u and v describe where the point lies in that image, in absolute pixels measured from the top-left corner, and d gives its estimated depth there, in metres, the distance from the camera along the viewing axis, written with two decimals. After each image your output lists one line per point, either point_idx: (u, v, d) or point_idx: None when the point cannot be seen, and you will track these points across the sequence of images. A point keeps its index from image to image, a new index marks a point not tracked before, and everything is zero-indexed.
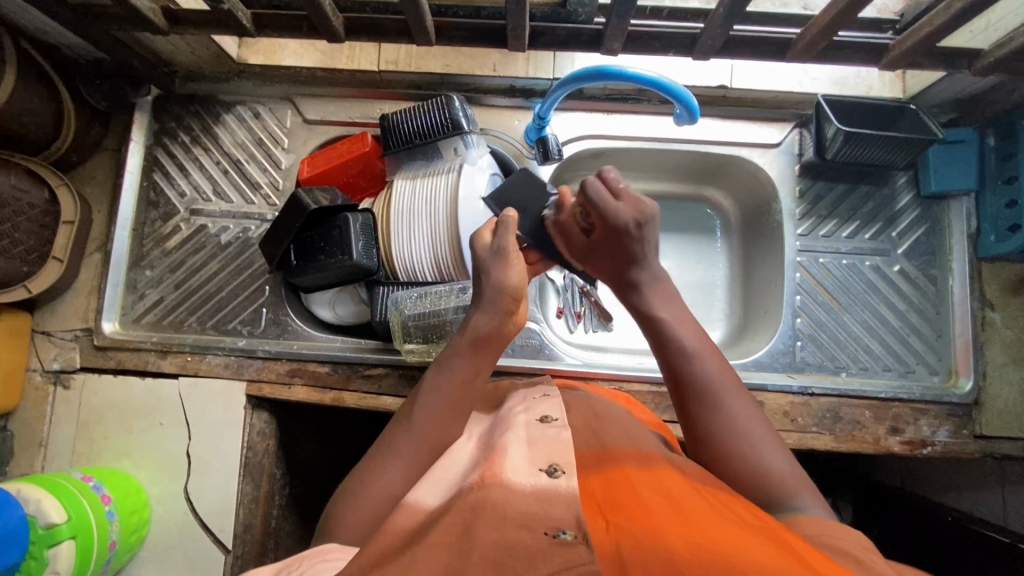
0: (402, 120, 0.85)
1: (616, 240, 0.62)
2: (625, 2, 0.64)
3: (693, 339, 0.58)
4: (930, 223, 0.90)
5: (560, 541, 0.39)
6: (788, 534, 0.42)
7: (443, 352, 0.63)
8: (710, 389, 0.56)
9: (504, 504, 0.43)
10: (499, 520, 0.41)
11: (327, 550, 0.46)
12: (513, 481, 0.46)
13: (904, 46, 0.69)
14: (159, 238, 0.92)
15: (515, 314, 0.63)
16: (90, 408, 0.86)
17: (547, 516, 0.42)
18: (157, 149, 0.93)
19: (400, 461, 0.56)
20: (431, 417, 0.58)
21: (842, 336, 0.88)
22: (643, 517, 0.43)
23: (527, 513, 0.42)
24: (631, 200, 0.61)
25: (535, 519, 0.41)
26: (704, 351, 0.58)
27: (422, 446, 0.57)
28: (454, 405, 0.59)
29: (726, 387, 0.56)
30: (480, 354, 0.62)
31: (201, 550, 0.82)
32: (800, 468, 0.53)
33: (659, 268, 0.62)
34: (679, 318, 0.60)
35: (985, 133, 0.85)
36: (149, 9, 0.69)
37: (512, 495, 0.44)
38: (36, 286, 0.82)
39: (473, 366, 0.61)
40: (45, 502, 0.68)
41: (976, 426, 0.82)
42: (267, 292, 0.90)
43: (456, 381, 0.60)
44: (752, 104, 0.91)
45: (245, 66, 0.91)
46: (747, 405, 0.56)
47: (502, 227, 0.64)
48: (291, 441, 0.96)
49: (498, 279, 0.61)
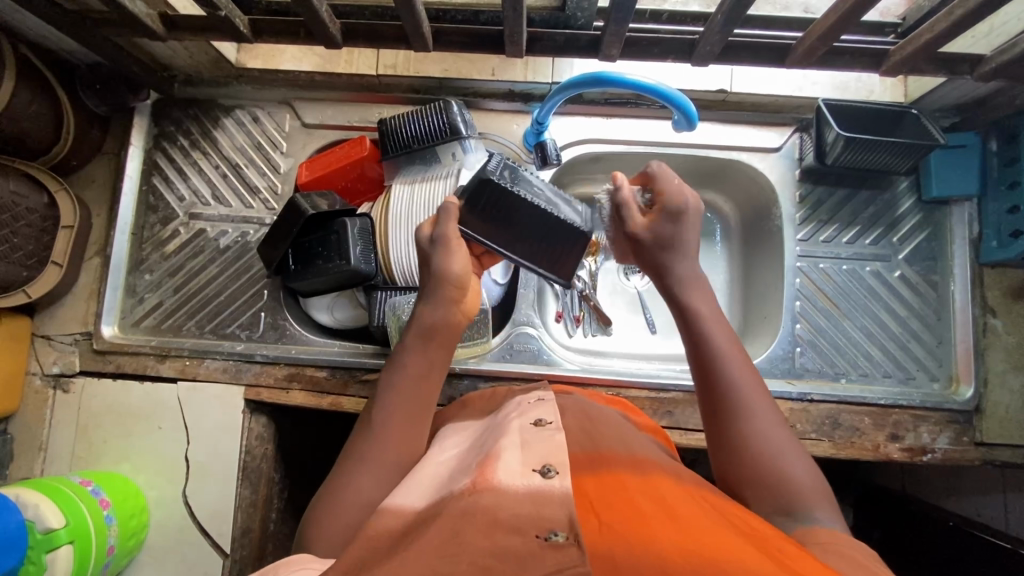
0: (400, 124, 0.84)
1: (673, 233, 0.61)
2: (622, 8, 0.63)
3: (725, 343, 0.57)
4: (932, 228, 0.89)
5: (552, 543, 0.39)
6: (779, 540, 0.42)
7: (393, 349, 0.62)
8: (743, 396, 0.54)
9: (496, 507, 0.43)
10: (490, 525, 0.41)
11: (297, 558, 0.45)
12: (506, 483, 0.45)
13: (904, 52, 0.68)
14: (158, 242, 0.92)
15: (464, 302, 0.63)
16: (89, 412, 0.86)
17: (540, 517, 0.42)
18: (156, 153, 0.94)
19: (368, 468, 0.55)
20: (392, 419, 0.57)
21: (842, 343, 0.88)
22: (636, 519, 0.43)
23: (519, 515, 0.42)
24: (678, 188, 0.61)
25: (529, 521, 0.41)
26: (736, 352, 0.57)
27: (389, 450, 0.56)
28: (411, 404, 0.59)
29: (757, 390, 0.55)
30: (431, 346, 0.61)
31: (200, 554, 0.83)
32: (821, 481, 0.52)
33: (693, 270, 0.61)
34: (714, 318, 0.58)
35: (988, 138, 0.84)
36: (146, 15, 0.69)
37: (505, 498, 0.44)
38: (35, 290, 0.83)
39: (425, 359, 0.61)
40: (43, 507, 0.68)
41: (977, 433, 0.82)
42: (266, 296, 0.90)
43: (408, 378, 0.60)
44: (752, 108, 0.90)
45: (244, 70, 0.91)
46: (775, 417, 0.54)
47: (443, 215, 0.64)
48: (290, 444, 0.96)
49: (438, 266, 0.61)
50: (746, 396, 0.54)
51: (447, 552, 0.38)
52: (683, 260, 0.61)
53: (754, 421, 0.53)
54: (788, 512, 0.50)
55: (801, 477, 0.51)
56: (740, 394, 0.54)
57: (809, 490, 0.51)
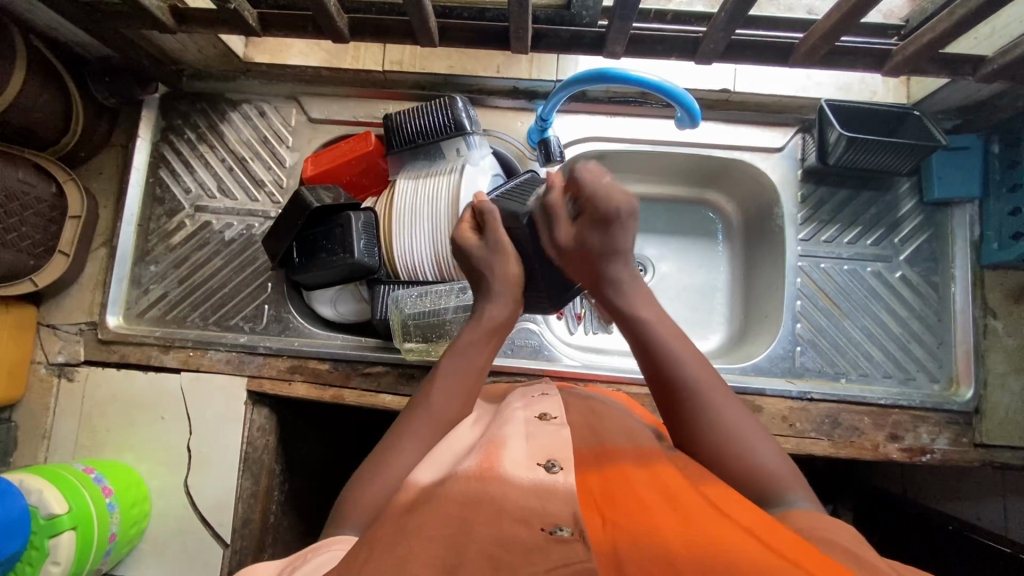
0: (405, 120, 0.85)
1: (602, 230, 0.60)
2: (627, 5, 0.64)
3: (675, 340, 0.58)
4: (932, 230, 0.89)
5: (558, 537, 0.40)
6: (781, 530, 0.42)
7: (457, 338, 0.64)
8: (697, 391, 0.55)
9: (502, 497, 0.43)
10: (495, 514, 0.41)
11: (331, 542, 0.48)
12: (512, 472, 0.46)
13: (906, 52, 0.69)
14: (164, 234, 0.93)
15: (520, 300, 0.67)
16: (94, 401, 0.87)
17: (544, 510, 0.42)
18: (164, 145, 0.95)
19: (403, 452, 0.56)
20: (447, 400, 0.59)
21: (843, 342, 0.88)
22: (639, 514, 0.43)
23: (525, 507, 0.42)
24: (620, 198, 0.59)
25: (534, 513, 0.42)
26: (683, 348, 0.57)
27: (437, 426, 0.58)
28: (465, 394, 0.60)
29: (705, 383, 0.55)
30: (490, 343, 0.64)
31: (201, 544, 0.83)
32: (788, 459, 0.54)
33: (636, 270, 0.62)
34: (658, 317, 0.59)
35: (989, 141, 0.85)
36: (157, 8, 0.70)
37: (511, 488, 0.44)
38: (42, 279, 0.83)
39: (485, 354, 0.63)
40: (46, 493, 0.69)
41: (976, 434, 0.82)
42: (270, 289, 0.91)
43: (470, 368, 0.62)
44: (756, 108, 0.91)
45: (251, 64, 0.92)
46: (729, 397, 0.56)
47: (488, 223, 0.66)
48: (291, 436, 0.96)
49: (502, 272, 0.65)
50: (705, 388, 0.55)
51: (451, 540, 0.39)
52: (623, 263, 0.61)
53: (711, 410, 0.54)
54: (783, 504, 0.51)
55: (763, 455, 0.53)
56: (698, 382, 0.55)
57: (775, 468, 0.52)
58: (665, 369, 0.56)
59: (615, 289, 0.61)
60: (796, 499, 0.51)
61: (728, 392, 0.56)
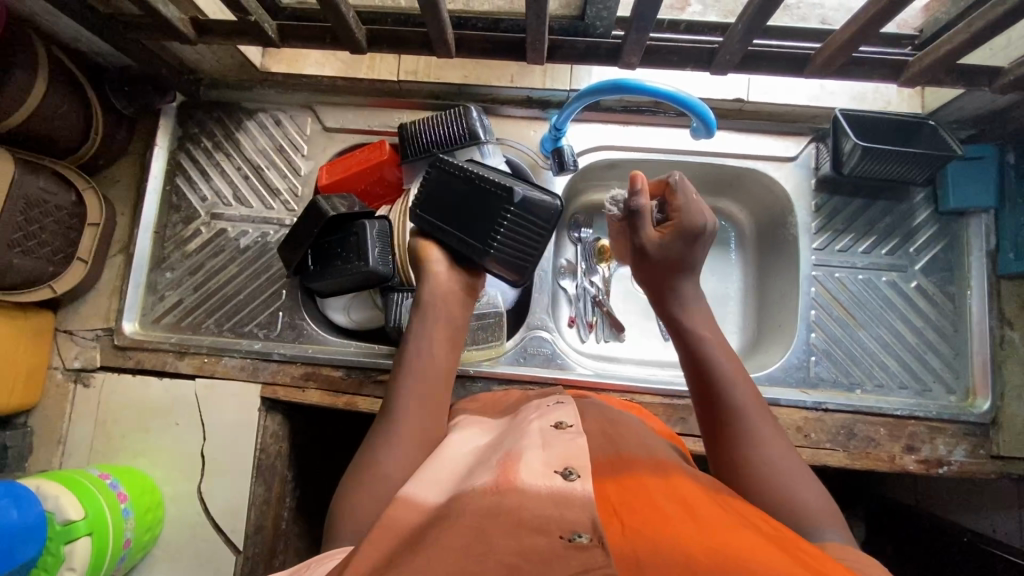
0: (420, 130, 0.86)
1: (687, 242, 0.67)
2: (644, 16, 0.64)
3: (731, 366, 0.60)
4: (948, 240, 0.89)
5: (576, 544, 0.40)
6: (803, 543, 0.41)
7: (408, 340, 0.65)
8: (746, 417, 0.56)
9: (520, 510, 0.43)
10: (512, 525, 0.41)
11: (334, 551, 0.48)
12: (529, 484, 0.46)
13: (923, 62, 0.69)
14: (180, 241, 0.94)
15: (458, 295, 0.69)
16: (109, 406, 0.87)
17: (563, 518, 0.42)
18: (181, 154, 0.96)
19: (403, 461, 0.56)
20: (411, 407, 0.60)
21: (858, 352, 0.88)
22: (658, 521, 0.43)
23: (543, 516, 0.42)
24: (702, 210, 0.68)
25: (553, 521, 0.42)
26: (737, 376, 0.59)
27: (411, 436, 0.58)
28: (428, 388, 0.61)
29: (753, 411, 0.56)
30: (442, 340, 0.65)
31: (213, 550, 0.83)
32: (829, 497, 0.52)
33: (704, 296, 0.67)
34: (716, 344, 0.61)
35: (1005, 150, 0.85)
36: (178, 19, 0.71)
37: (528, 499, 0.44)
38: (60, 286, 0.84)
39: (439, 352, 0.64)
40: (63, 498, 0.69)
41: (994, 446, 0.81)
42: (284, 296, 0.92)
43: (428, 367, 0.63)
44: (769, 118, 0.91)
45: (268, 74, 0.93)
46: (774, 431, 0.56)
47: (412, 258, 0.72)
48: (303, 443, 0.97)
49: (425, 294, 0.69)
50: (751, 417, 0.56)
51: (475, 550, 0.39)
52: (693, 282, 0.67)
53: (755, 438, 0.55)
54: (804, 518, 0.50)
55: (807, 494, 0.51)
56: (744, 409, 0.57)
57: (815, 504, 0.51)
58: (717, 389, 0.58)
59: (682, 308, 0.65)
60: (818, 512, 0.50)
61: (774, 426, 0.56)
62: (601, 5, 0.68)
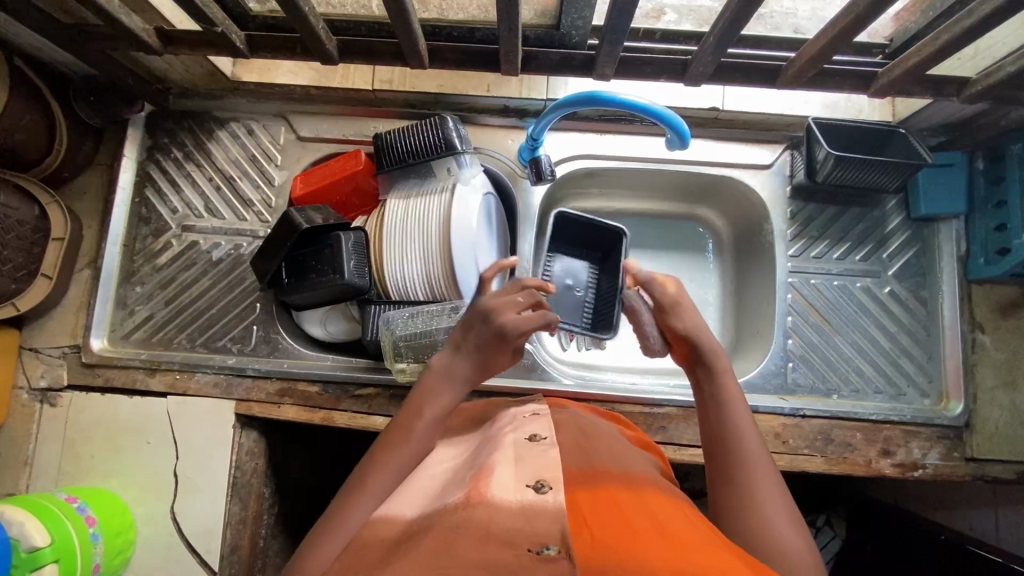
0: (395, 140, 0.85)
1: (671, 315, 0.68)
2: (616, 29, 0.64)
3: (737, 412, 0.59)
4: (920, 244, 0.90)
5: (544, 557, 0.39)
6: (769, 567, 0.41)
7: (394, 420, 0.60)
8: (746, 458, 0.55)
9: (488, 523, 0.43)
10: (482, 540, 0.41)
11: None
12: (499, 496, 0.45)
13: (892, 74, 0.70)
14: (150, 254, 0.92)
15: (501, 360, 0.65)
16: (77, 426, 0.85)
17: (532, 531, 0.41)
18: (150, 165, 0.93)
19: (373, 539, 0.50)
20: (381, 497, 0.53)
21: (834, 358, 0.88)
22: (628, 536, 0.42)
23: (511, 529, 0.41)
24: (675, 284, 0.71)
25: (522, 534, 0.41)
26: (742, 421, 0.58)
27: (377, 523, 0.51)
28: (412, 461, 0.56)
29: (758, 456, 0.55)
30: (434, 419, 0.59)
31: (188, 571, 0.81)
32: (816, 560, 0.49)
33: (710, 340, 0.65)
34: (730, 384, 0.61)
35: (974, 157, 0.86)
36: (143, 30, 0.69)
37: (497, 512, 0.43)
38: (24, 304, 0.82)
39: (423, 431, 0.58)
40: (28, 524, 0.67)
41: (967, 449, 0.83)
42: (259, 309, 0.90)
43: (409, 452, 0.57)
44: (744, 126, 0.91)
45: (239, 83, 0.91)
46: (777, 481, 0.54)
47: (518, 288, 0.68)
48: (281, 458, 0.95)
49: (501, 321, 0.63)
50: (750, 458, 0.55)
51: (432, 565, 0.39)
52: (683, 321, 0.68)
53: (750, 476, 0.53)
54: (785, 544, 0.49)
55: (790, 540, 0.49)
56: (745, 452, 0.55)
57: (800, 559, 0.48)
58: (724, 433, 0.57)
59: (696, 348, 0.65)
60: None
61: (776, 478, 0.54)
62: (576, 14, 0.67)
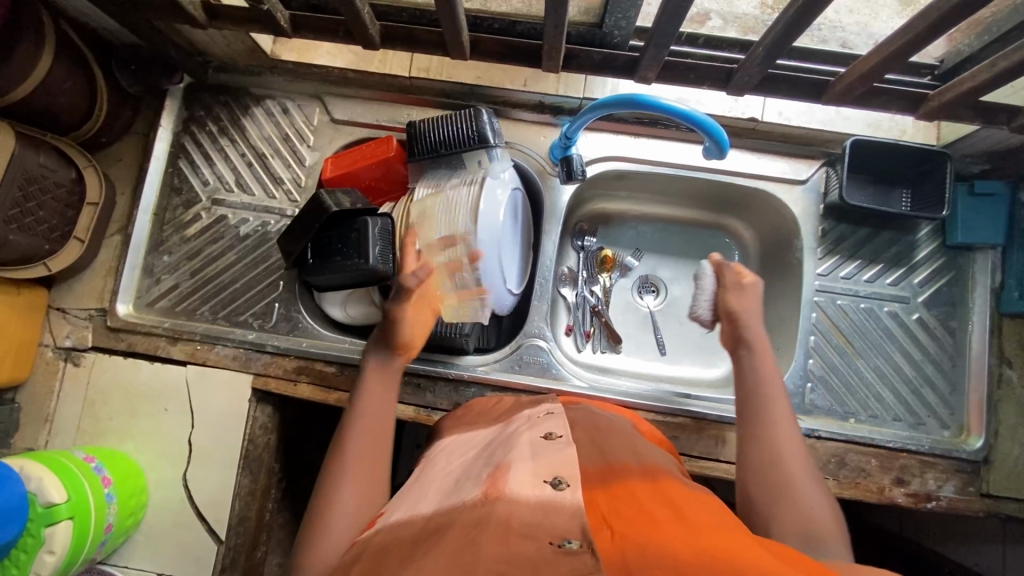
0: (430, 128, 0.85)
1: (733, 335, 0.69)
2: (665, 32, 0.63)
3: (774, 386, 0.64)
4: (953, 273, 0.88)
5: (565, 550, 0.39)
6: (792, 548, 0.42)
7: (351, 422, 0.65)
8: (775, 424, 0.60)
9: (508, 517, 0.43)
10: (504, 532, 0.41)
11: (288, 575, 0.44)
12: (517, 492, 0.45)
13: (943, 98, 0.68)
14: (179, 225, 0.93)
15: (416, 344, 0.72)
16: (98, 388, 0.87)
17: (551, 527, 0.42)
18: (184, 137, 0.94)
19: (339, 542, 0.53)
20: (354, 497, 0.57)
21: (854, 381, 0.87)
22: (648, 525, 0.42)
23: (530, 523, 0.42)
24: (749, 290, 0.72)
25: (542, 528, 0.41)
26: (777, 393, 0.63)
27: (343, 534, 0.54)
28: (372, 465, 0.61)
29: (783, 423, 0.61)
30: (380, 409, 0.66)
31: (195, 540, 0.83)
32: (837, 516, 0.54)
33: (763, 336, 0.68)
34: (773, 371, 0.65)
35: (1016, 189, 0.84)
36: (191, 3, 0.69)
37: (516, 506, 0.44)
38: (55, 264, 0.83)
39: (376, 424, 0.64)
40: (46, 481, 0.68)
41: (983, 484, 0.81)
42: (281, 288, 0.91)
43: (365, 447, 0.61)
44: (782, 139, 0.90)
45: (278, 61, 0.92)
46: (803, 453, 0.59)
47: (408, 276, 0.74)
48: (292, 435, 0.96)
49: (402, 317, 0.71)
50: (773, 419, 0.61)
51: (459, 561, 0.39)
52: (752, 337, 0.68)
53: (778, 438, 0.59)
54: (816, 527, 0.52)
55: (816, 503, 0.54)
56: (774, 420, 0.61)
57: (824, 518, 0.53)
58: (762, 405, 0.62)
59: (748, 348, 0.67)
60: (823, 537, 0.52)
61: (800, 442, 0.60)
62: (621, 14, 0.66)
